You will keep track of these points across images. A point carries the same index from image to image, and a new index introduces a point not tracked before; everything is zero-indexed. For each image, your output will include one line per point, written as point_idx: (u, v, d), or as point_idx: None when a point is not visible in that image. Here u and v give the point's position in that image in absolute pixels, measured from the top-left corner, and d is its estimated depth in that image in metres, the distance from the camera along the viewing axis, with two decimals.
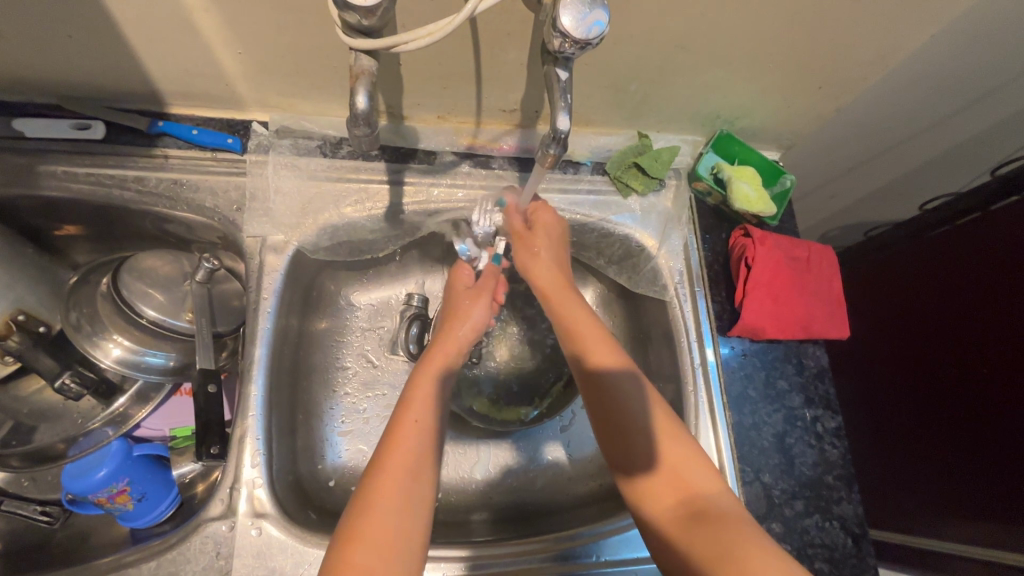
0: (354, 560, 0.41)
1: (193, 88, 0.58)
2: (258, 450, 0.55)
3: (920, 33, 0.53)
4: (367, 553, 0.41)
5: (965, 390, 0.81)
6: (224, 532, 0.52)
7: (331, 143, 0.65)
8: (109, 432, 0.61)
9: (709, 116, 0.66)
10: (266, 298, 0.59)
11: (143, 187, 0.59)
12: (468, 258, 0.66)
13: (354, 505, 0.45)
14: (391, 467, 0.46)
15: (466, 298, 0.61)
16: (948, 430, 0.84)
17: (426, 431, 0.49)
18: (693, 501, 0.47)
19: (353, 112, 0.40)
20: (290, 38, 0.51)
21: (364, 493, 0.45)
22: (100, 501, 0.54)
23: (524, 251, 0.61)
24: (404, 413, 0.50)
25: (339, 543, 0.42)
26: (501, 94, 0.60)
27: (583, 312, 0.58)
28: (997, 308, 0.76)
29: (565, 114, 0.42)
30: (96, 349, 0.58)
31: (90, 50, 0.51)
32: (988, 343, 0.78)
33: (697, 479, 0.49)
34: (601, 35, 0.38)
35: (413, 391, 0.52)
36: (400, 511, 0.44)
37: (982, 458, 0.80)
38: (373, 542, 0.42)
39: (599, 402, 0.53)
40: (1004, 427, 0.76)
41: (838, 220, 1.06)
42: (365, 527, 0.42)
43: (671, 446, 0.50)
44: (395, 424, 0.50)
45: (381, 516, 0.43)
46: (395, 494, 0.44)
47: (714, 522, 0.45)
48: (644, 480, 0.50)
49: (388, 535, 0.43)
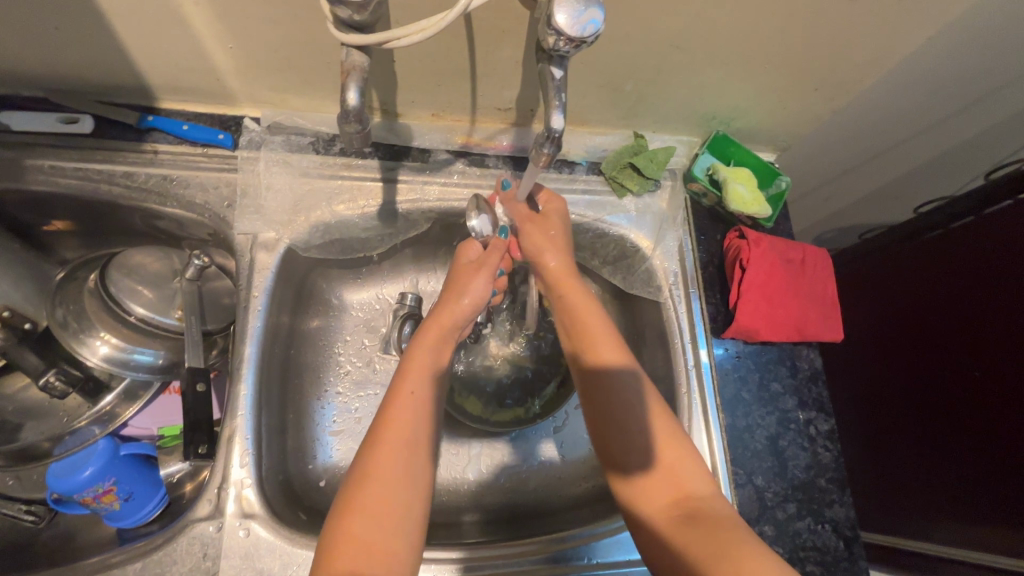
0: (355, 532, 0.42)
1: (184, 82, 0.57)
2: (247, 450, 0.54)
3: (916, 35, 0.53)
4: (366, 524, 0.43)
5: (952, 389, 0.82)
6: (212, 533, 0.51)
7: (324, 140, 0.64)
8: (96, 431, 0.60)
9: (706, 116, 0.66)
10: (258, 296, 0.59)
11: (132, 182, 0.58)
12: (478, 233, 0.59)
13: (351, 477, 0.46)
14: (388, 439, 0.47)
15: (467, 272, 0.57)
16: (942, 426, 0.84)
17: (421, 405, 0.50)
18: (688, 502, 0.47)
19: (344, 108, 0.39)
20: (282, 33, 0.50)
21: (359, 470, 0.45)
22: (86, 500, 0.53)
23: (542, 237, 0.60)
24: (399, 385, 0.50)
25: (339, 514, 0.44)
26: (496, 92, 0.60)
27: (587, 303, 0.57)
28: (986, 306, 0.77)
29: (559, 113, 0.41)
30: (83, 347, 0.57)
31: (78, 42, 0.50)
32: (977, 340, 0.78)
33: (696, 480, 0.49)
34: (596, 33, 0.37)
35: (409, 362, 0.52)
36: (400, 485, 0.45)
37: (962, 453, 0.81)
38: (373, 513, 0.43)
39: (589, 392, 0.54)
40: (989, 424, 0.77)
41: (832, 223, 1.07)
42: (364, 500, 0.44)
43: (671, 448, 0.50)
44: (393, 393, 0.50)
45: (380, 487, 0.44)
46: (394, 465, 0.46)
47: (706, 523, 0.45)
48: (637, 479, 0.50)
49: (389, 508, 0.44)
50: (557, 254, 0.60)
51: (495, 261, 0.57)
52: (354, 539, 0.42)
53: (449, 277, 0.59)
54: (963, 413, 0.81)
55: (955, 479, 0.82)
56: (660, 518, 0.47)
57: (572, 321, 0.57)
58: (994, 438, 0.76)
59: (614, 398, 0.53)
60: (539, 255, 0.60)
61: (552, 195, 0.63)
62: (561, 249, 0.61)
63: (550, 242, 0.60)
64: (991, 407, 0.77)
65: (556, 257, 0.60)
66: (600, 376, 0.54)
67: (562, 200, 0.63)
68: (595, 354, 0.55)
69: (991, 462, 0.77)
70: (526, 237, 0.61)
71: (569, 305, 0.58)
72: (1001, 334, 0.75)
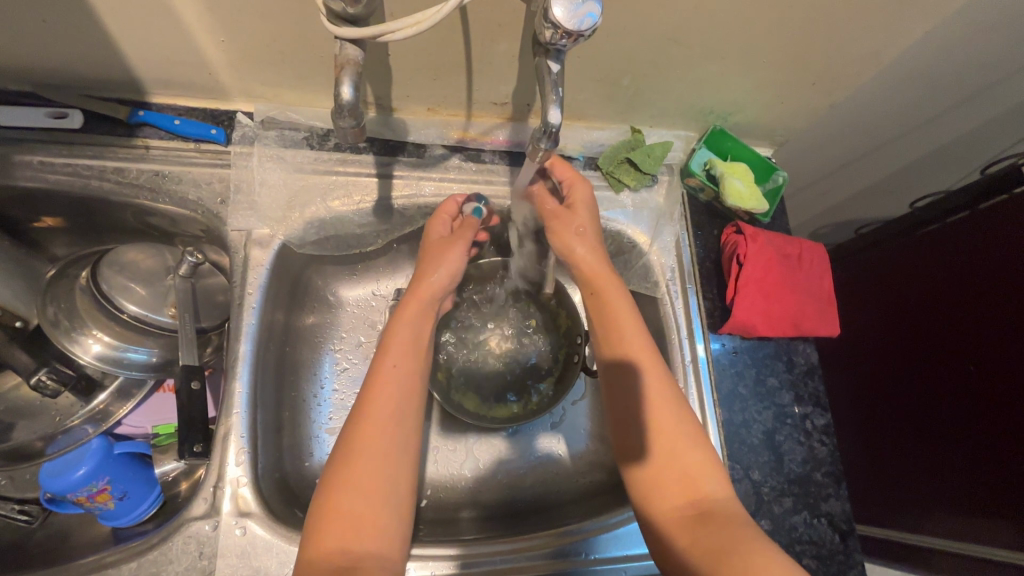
0: (341, 506, 0.43)
1: (175, 76, 0.56)
2: (242, 448, 0.54)
3: (914, 30, 0.53)
4: (353, 498, 0.44)
5: (951, 375, 0.82)
6: (207, 532, 0.51)
7: (318, 135, 0.64)
8: (89, 429, 0.60)
9: (703, 111, 0.66)
10: (252, 293, 0.58)
11: (123, 178, 0.58)
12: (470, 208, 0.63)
13: (339, 449, 0.47)
14: (374, 409, 0.48)
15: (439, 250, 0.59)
16: (937, 413, 0.84)
17: (405, 376, 0.50)
18: (702, 503, 0.47)
19: (338, 103, 0.39)
20: (273, 26, 0.49)
21: (346, 442, 0.46)
22: (80, 500, 0.53)
23: (569, 231, 0.60)
24: (382, 359, 0.51)
25: (327, 487, 0.45)
26: (492, 86, 0.59)
27: (622, 301, 0.58)
28: (994, 295, 0.76)
29: (557, 108, 0.41)
30: (75, 345, 0.56)
31: (67, 36, 0.50)
32: (977, 327, 0.78)
33: (711, 481, 0.48)
34: (593, 27, 0.37)
35: (390, 338, 0.53)
36: (385, 459, 0.46)
37: (947, 439, 0.83)
38: (357, 486, 0.44)
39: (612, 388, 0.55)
40: (982, 416, 0.78)
41: (829, 217, 1.07)
42: (351, 473, 0.45)
43: (686, 450, 0.50)
44: (374, 370, 0.51)
45: (365, 461, 0.45)
46: (379, 438, 0.46)
47: (719, 523, 0.45)
48: (648, 476, 0.50)
49: (375, 482, 0.45)
50: (586, 246, 0.60)
51: (467, 231, 0.60)
52: (340, 513, 0.43)
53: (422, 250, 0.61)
54: (965, 402, 0.80)
55: (940, 465, 0.84)
56: (671, 517, 0.47)
57: (599, 314, 0.58)
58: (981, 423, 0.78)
59: (626, 397, 0.53)
60: (569, 248, 0.60)
61: (575, 176, 0.61)
62: (590, 240, 0.61)
63: (579, 234, 0.60)
64: (988, 397, 0.77)
65: (585, 249, 0.60)
66: (618, 365, 0.55)
67: (588, 187, 0.62)
68: (621, 349, 0.55)
69: (977, 452, 0.79)
70: (553, 232, 0.62)
71: (597, 298, 0.58)
72: (996, 326, 0.75)
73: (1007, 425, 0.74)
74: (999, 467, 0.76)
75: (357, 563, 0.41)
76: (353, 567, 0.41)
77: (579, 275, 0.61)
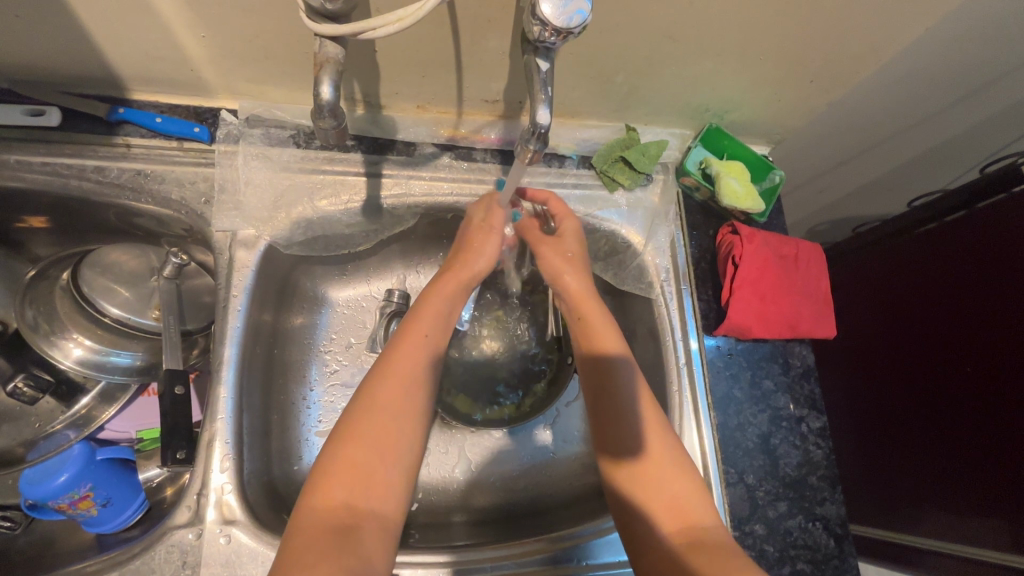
0: (356, 457, 0.44)
1: (157, 73, 0.55)
2: (227, 455, 0.53)
3: (914, 26, 0.51)
4: (368, 450, 0.45)
5: (943, 369, 0.82)
6: (191, 541, 0.50)
7: (306, 134, 0.62)
8: (71, 435, 0.58)
9: (699, 109, 0.64)
10: (237, 295, 0.57)
11: (104, 177, 0.56)
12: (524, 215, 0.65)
13: (358, 401, 0.47)
14: (397, 369, 0.49)
15: (479, 237, 0.59)
16: (930, 406, 0.84)
17: (432, 343, 0.52)
18: (692, 532, 0.45)
19: (317, 103, 0.38)
20: (254, 21, 0.48)
21: (368, 395, 0.47)
22: (62, 507, 0.52)
23: (558, 256, 0.60)
24: (415, 322, 0.53)
25: (338, 441, 0.45)
26: (483, 84, 0.58)
27: (604, 327, 0.57)
28: (990, 286, 0.75)
29: (546, 108, 0.40)
30: (55, 348, 0.55)
31: (41, 32, 0.48)
32: (970, 317, 0.78)
33: (699, 513, 0.47)
34: (583, 23, 0.35)
35: (425, 304, 0.54)
36: (405, 420, 0.47)
37: (942, 429, 0.82)
38: (372, 439, 0.45)
39: (601, 408, 0.53)
40: (976, 407, 0.77)
41: (826, 215, 1.05)
42: (368, 427, 0.46)
43: (676, 480, 0.49)
44: (407, 328, 0.52)
45: (383, 415, 0.46)
46: (402, 397, 0.48)
47: (708, 554, 0.43)
48: (640, 497, 0.48)
49: (391, 438, 0.46)
50: (574, 274, 0.59)
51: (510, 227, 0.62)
52: (353, 462, 0.44)
53: (461, 235, 0.61)
54: (962, 396, 0.79)
55: (936, 455, 0.83)
56: (662, 544, 0.45)
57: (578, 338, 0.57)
58: (973, 412, 0.78)
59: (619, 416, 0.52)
60: (558, 277, 0.59)
61: (564, 211, 0.62)
62: (580, 270, 0.60)
63: (568, 259, 0.60)
64: (975, 378, 0.77)
65: (574, 277, 0.59)
66: (607, 371, 0.54)
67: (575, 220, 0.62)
68: (610, 365, 0.55)
69: (970, 443, 0.78)
70: (542, 259, 0.61)
71: (585, 324, 0.57)
72: (988, 312, 0.75)
73: (1000, 413, 0.74)
74: (993, 447, 0.75)
75: (361, 520, 0.42)
76: (357, 524, 0.41)
77: (567, 305, 0.60)
